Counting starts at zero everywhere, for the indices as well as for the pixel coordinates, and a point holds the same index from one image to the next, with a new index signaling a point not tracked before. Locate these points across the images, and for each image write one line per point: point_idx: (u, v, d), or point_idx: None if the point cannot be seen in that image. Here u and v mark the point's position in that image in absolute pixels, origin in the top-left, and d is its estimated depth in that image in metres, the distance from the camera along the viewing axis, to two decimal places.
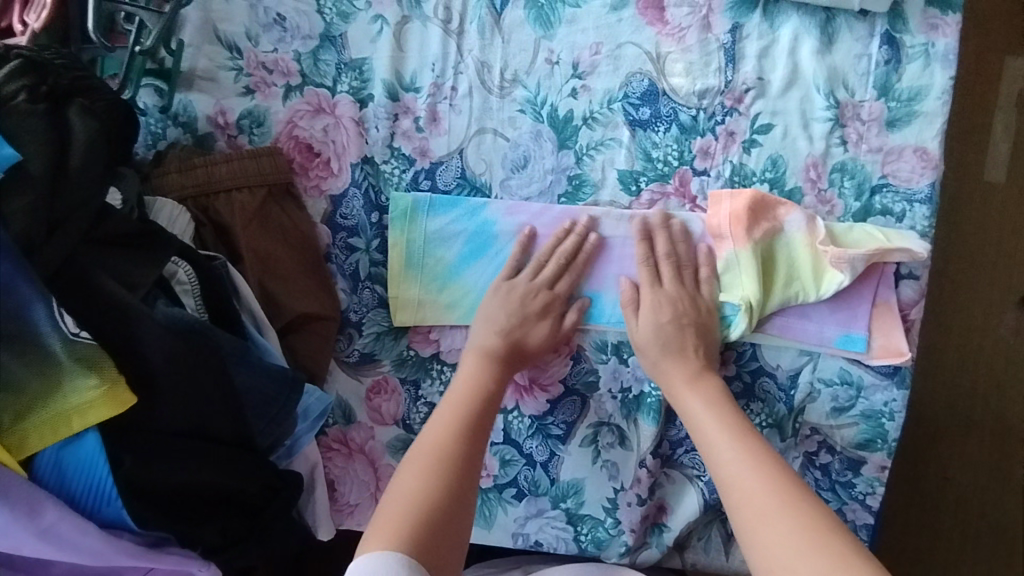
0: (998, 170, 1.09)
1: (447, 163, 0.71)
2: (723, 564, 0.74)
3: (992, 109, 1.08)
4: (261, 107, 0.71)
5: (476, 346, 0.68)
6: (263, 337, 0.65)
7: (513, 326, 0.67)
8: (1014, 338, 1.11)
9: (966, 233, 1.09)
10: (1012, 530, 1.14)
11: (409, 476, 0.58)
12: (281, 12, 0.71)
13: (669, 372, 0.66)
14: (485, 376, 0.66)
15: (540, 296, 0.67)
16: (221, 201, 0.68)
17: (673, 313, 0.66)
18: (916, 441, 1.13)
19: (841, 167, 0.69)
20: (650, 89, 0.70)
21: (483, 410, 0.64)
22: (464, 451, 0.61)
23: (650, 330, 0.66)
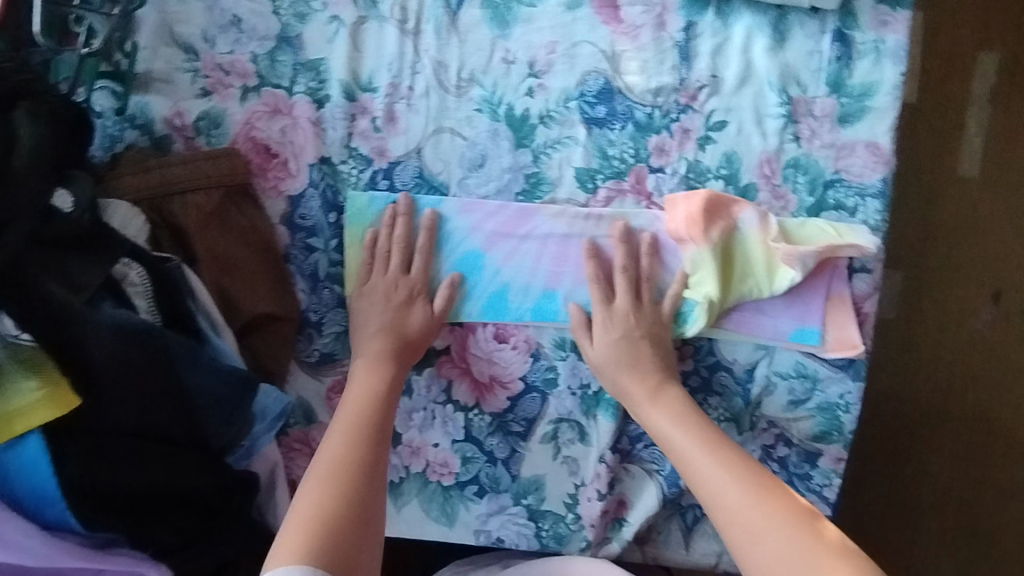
0: (972, 166, 1.14)
1: (405, 163, 0.71)
2: (684, 558, 0.74)
3: (966, 105, 1.14)
4: (218, 109, 0.71)
5: (364, 352, 0.69)
6: (219, 338, 0.66)
7: (394, 321, 0.69)
8: (990, 332, 1.15)
9: (941, 220, 1.14)
10: (990, 522, 1.16)
11: (312, 483, 0.60)
12: (237, 14, 0.71)
13: (628, 387, 0.67)
14: (373, 378, 0.67)
15: (402, 287, 0.69)
16: (177, 202, 0.67)
17: (625, 330, 0.68)
18: (895, 429, 1.15)
19: (795, 162, 0.69)
20: (606, 87, 0.70)
21: (381, 413, 0.66)
22: (366, 450, 0.63)
23: (606, 348, 0.68)
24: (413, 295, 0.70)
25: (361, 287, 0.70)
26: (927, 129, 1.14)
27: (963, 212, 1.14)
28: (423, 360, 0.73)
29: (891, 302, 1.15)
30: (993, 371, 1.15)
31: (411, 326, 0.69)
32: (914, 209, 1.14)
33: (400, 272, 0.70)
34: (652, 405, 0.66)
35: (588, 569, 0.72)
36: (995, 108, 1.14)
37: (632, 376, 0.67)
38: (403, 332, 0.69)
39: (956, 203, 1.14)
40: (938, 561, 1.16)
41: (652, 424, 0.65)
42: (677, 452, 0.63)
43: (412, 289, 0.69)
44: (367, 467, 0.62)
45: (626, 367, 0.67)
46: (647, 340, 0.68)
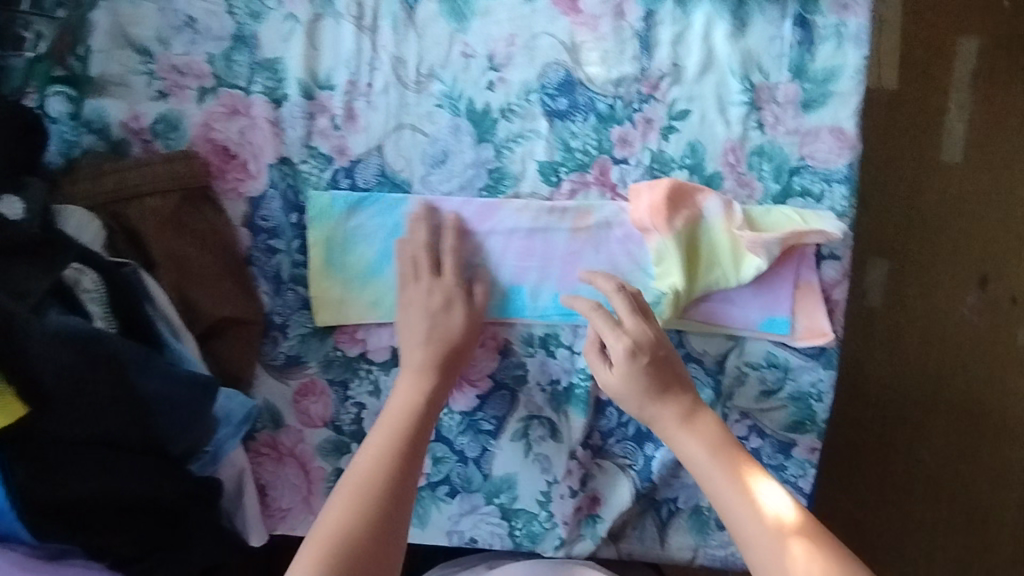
0: (955, 151, 1.14)
1: (367, 160, 0.70)
2: (660, 553, 0.73)
3: (947, 91, 1.13)
4: (175, 111, 0.70)
5: (409, 363, 0.67)
6: (180, 342, 0.65)
7: (435, 329, 0.67)
8: (979, 319, 1.14)
9: (923, 207, 1.13)
10: (981, 509, 1.15)
11: (336, 502, 0.58)
12: (191, 14, 0.70)
13: (660, 415, 0.63)
14: (415, 394, 0.65)
15: (440, 292, 0.68)
16: (133, 207, 0.67)
17: (650, 355, 0.63)
18: (886, 419, 1.14)
19: (759, 150, 0.69)
20: (567, 79, 0.69)
21: (417, 431, 0.64)
22: (396, 472, 0.61)
23: (625, 375, 0.63)
24: (451, 300, 0.68)
25: (403, 298, 0.69)
26: (908, 116, 1.13)
27: (948, 198, 1.13)
28: (391, 360, 0.72)
29: (880, 290, 1.14)
30: (980, 357, 1.14)
31: (450, 332, 0.67)
32: (901, 198, 1.13)
33: (435, 277, 0.68)
34: (691, 439, 0.62)
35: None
36: (977, 95, 1.13)
37: (653, 403, 0.63)
38: (448, 341, 0.67)
39: (941, 190, 1.13)
40: (929, 549, 1.15)
41: (695, 466, 0.61)
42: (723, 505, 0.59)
43: (447, 293, 0.68)
44: (394, 489, 0.60)
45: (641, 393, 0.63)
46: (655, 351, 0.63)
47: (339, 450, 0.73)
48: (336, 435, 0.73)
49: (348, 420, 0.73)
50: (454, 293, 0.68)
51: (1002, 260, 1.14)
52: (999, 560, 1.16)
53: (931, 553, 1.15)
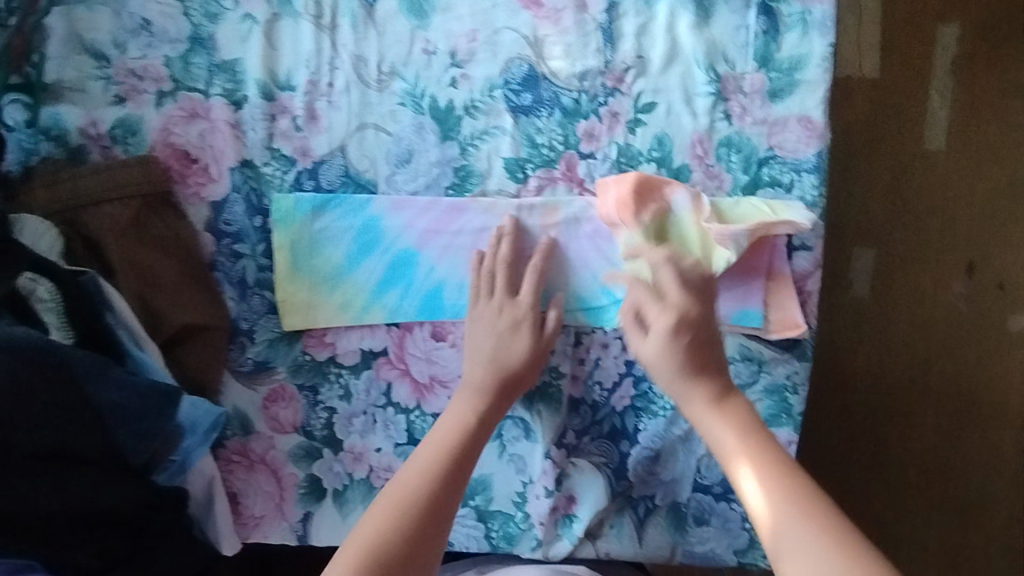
0: (938, 139, 1.13)
1: (330, 161, 0.69)
2: (638, 551, 0.73)
3: (929, 78, 1.13)
4: (133, 115, 0.69)
5: (470, 382, 0.66)
6: (142, 351, 0.64)
7: (501, 351, 0.66)
8: (967, 305, 1.14)
9: (906, 195, 1.13)
10: (972, 497, 1.15)
11: (373, 515, 0.56)
12: (146, 17, 0.69)
13: (690, 391, 0.60)
14: (469, 415, 0.64)
15: (506, 312, 0.67)
16: (90, 214, 0.65)
17: (692, 334, 0.61)
18: (875, 409, 1.14)
19: (727, 141, 0.68)
20: (530, 74, 0.68)
21: (465, 452, 0.62)
22: (439, 492, 0.59)
23: (661, 347, 0.61)
24: (519, 321, 0.66)
25: (471, 314, 0.68)
26: (889, 105, 1.13)
27: (931, 185, 1.13)
28: (360, 364, 0.71)
29: (866, 281, 1.14)
30: (968, 344, 1.14)
31: (514, 357, 0.66)
32: (884, 187, 1.13)
33: (507, 295, 0.67)
34: (717, 420, 0.58)
35: None
36: (958, 82, 1.13)
37: (685, 385, 0.60)
38: (508, 365, 0.66)
39: (925, 178, 1.13)
40: (921, 539, 1.14)
41: (720, 448, 0.57)
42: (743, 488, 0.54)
43: (517, 315, 0.66)
44: (436, 505, 0.58)
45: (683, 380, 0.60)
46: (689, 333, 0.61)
47: (310, 455, 0.72)
48: (307, 441, 0.72)
49: (319, 425, 0.72)
50: (524, 316, 0.67)
51: (987, 247, 1.14)
52: (990, 548, 1.15)
53: (921, 543, 1.14)
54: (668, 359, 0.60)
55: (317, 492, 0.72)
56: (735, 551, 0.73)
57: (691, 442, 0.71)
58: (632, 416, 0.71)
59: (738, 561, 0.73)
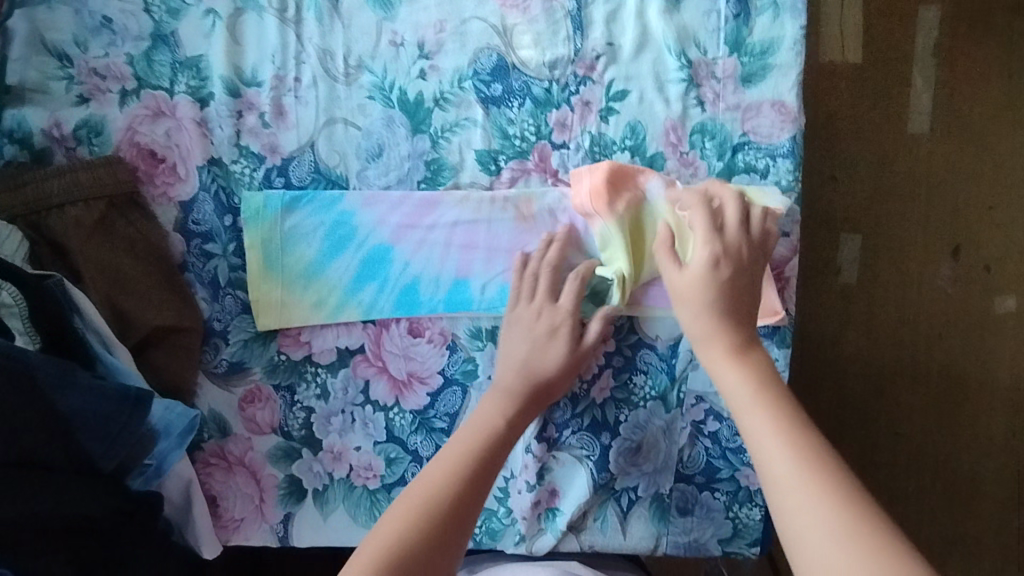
0: (922, 122, 1.12)
1: (300, 157, 0.68)
2: (623, 544, 0.72)
3: (911, 61, 1.12)
4: (97, 115, 0.67)
5: (498, 387, 0.65)
6: (113, 354, 0.63)
7: (535, 356, 0.65)
8: (953, 288, 1.14)
9: (889, 180, 1.13)
10: (963, 479, 1.15)
11: (396, 514, 0.54)
12: (107, 15, 0.68)
13: (720, 328, 0.59)
14: (496, 417, 0.63)
15: (544, 317, 0.66)
16: (54, 217, 0.64)
17: (733, 270, 0.61)
18: (862, 394, 1.14)
19: (701, 128, 0.67)
20: (500, 64, 0.67)
21: (491, 455, 0.60)
22: (466, 492, 0.57)
23: (702, 273, 0.60)
24: (559, 329, 0.65)
25: (510, 316, 0.67)
26: (871, 89, 1.12)
27: (914, 168, 1.12)
28: (337, 362, 0.70)
29: (854, 267, 1.13)
30: (955, 327, 1.14)
31: (549, 363, 0.65)
32: (867, 172, 1.12)
33: (547, 299, 0.66)
34: (731, 370, 0.56)
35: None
36: (940, 63, 1.12)
37: (718, 323, 0.59)
38: (540, 372, 0.65)
39: (908, 162, 1.12)
40: (914, 523, 1.15)
41: (735, 401, 0.55)
42: (753, 441, 0.52)
43: (554, 321, 0.65)
44: (461, 507, 0.56)
45: (719, 335, 0.58)
46: (733, 279, 0.60)
47: (289, 456, 0.71)
48: (285, 441, 0.71)
49: (297, 425, 0.71)
50: (563, 322, 0.65)
51: (973, 228, 1.13)
52: (982, 530, 1.15)
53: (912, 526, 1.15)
54: (704, 289, 0.60)
55: (298, 493, 0.72)
56: (719, 540, 0.72)
57: (672, 432, 0.71)
58: (612, 407, 0.71)
59: (723, 550, 0.72)
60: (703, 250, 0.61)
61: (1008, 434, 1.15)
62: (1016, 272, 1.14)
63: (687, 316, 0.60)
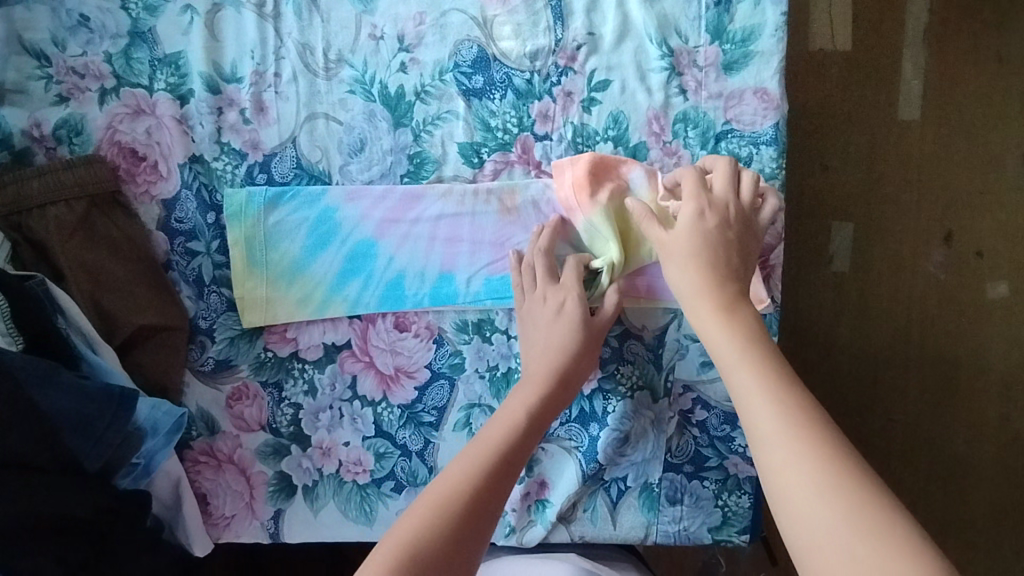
0: (912, 108, 1.12)
1: (281, 153, 0.68)
2: (613, 534, 0.72)
3: (900, 47, 1.12)
4: (77, 114, 0.67)
5: (527, 378, 0.64)
6: (97, 354, 0.63)
7: (553, 339, 0.64)
8: (945, 274, 1.14)
9: (879, 166, 1.12)
10: (956, 464, 1.15)
11: (420, 506, 0.53)
12: (84, 13, 0.67)
13: (707, 281, 0.59)
14: (520, 410, 0.61)
15: (554, 299, 0.65)
16: (35, 217, 0.64)
17: (720, 220, 0.61)
18: (855, 382, 1.14)
19: (683, 116, 0.67)
20: (480, 56, 0.67)
21: (515, 450, 0.59)
22: (488, 489, 0.55)
23: (691, 228, 0.61)
24: (566, 304, 0.64)
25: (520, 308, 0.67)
26: (861, 75, 1.12)
27: (905, 154, 1.12)
28: (323, 358, 0.70)
29: (846, 256, 1.13)
30: (947, 312, 1.14)
31: (561, 346, 0.64)
32: (857, 159, 1.12)
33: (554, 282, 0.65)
34: (720, 327, 0.56)
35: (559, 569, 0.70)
36: (929, 49, 1.12)
37: (706, 278, 0.59)
38: (561, 357, 0.64)
39: (898, 148, 1.12)
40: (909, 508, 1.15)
41: (724, 362, 0.55)
42: (741, 397, 0.52)
43: (565, 301, 0.64)
44: (483, 500, 0.54)
45: (705, 291, 0.58)
46: (719, 231, 0.61)
47: (279, 452, 0.71)
48: (274, 438, 0.71)
49: (285, 421, 0.71)
50: (567, 296, 0.65)
51: (964, 214, 1.13)
52: (978, 515, 1.16)
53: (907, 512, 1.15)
54: (691, 239, 0.60)
55: (288, 489, 0.71)
56: (709, 528, 0.72)
57: (661, 422, 0.71)
58: (600, 398, 0.71)
59: (713, 539, 0.72)
60: (689, 204, 0.62)
61: (1001, 419, 1.15)
62: (1008, 257, 1.14)
63: (675, 274, 0.60)
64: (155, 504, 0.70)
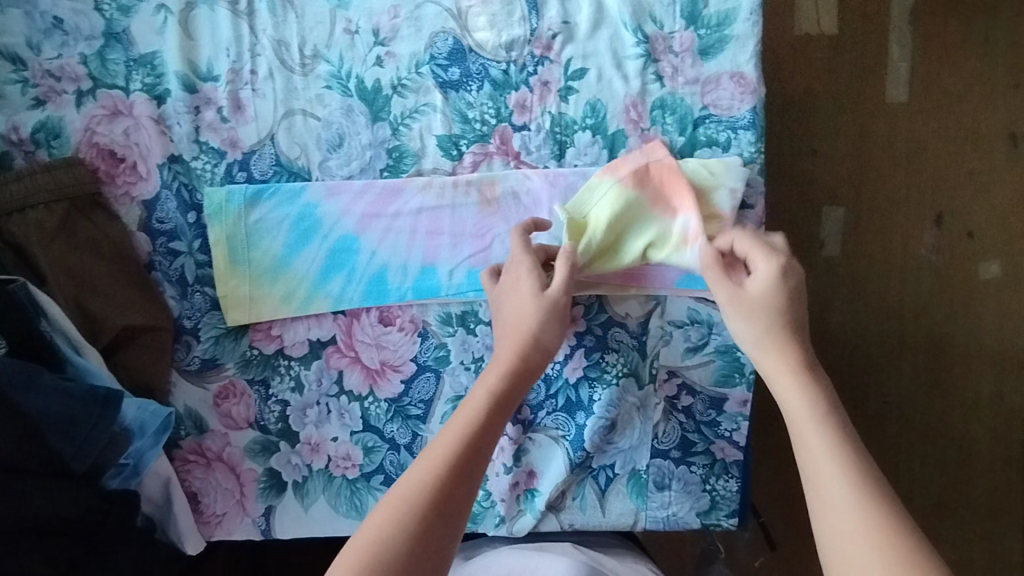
0: (900, 90, 1.12)
1: (260, 151, 0.68)
2: (602, 521, 0.72)
3: (886, 29, 1.12)
4: (55, 117, 0.67)
5: (495, 359, 0.60)
6: (82, 355, 0.63)
7: (514, 314, 0.61)
8: (937, 256, 1.14)
9: (867, 149, 1.12)
10: (953, 445, 1.16)
11: (385, 504, 0.52)
12: (58, 15, 0.67)
13: (788, 347, 0.58)
14: (482, 395, 0.57)
15: (512, 271, 0.62)
16: (16, 222, 0.64)
17: (794, 290, 0.59)
18: (849, 365, 1.14)
19: (661, 103, 0.67)
20: (456, 47, 0.67)
21: (479, 437, 0.55)
22: (452, 480, 0.53)
23: (768, 287, 0.59)
24: (522, 278, 0.62)
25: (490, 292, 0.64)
26: (847, 58, 1.12)
27: (894, 137, 1.12)
28: (309, 354, 0.70)
29: (837, 241, 1.13)
30: (940, 294, 1.14)
31: (523, 318, 0.60)
32: (846, 142, 1.12)
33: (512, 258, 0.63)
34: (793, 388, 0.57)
35: (553, 565, 0.68)
36: (915, 30, 1.12)
37: (785, 341, 0.58)
38: (525, 333, 0.60)
39: (887, 130, 1.12)
40: (907, 489, 1.16)
41: (793, 418, 0.56)
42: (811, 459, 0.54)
43: (521, 272, 0.62)
44: (446, 494, 0.52)
45: (780, 350, 0.58)
46: (793, 293, 0.59)
47: (268, 449, 0.71)
48: (262, 435, 0.71)
49: (273, 419, 0.71)
50: (519, 270, 0.62)
51: (954, 194, 1.13)
52: (974, 494, 1.17)
53: (904, 493, 1.16)
54: (772, 300, 0.58)
55: (278, 485, 0.72)
56: (698, 513, 0.73)
57: (647, 409, 0.71)
58: (586, 387, 0.71)
59: (701, 523, 0.73)
60: (763, 262, 0.59)
61: (995, 398, 1.16)
62: (998, 237, 1.14)
63: (745, 328, 0.59)
64: (146, 504, 0.70)
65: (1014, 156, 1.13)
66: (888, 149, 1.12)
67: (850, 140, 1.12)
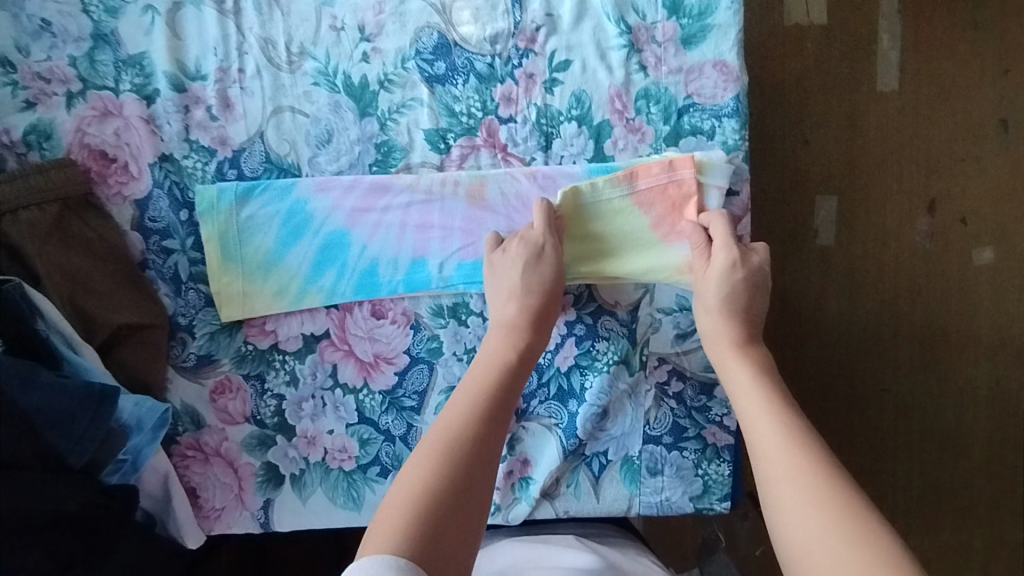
0: (890, 77, 1.13)
1: (250, 148, 0.69)
2: (597, 507, 0.73)
3: (875, 17, 1.12)
4: (46, 119, 0.68)
5: (504, 321, 0.65)
6: (79, 355, 0.64)
7: (527, 282, 0.64)
8: (930, 242, 1.14)
9: (859, 137, 1.13)
10: (951, 429, 1.17)
11: (415, 464, 0.54)
12: (45, 17, 0.68)
13: (726, 328, 0.64)
14: (504, 354, 0.63)
15: (528, 240, 0.64)
16: (9, 223, 0.64)
17: (748, 278, 0.65)
18: (845, 353, 1.15)
19: (645, 93, 0.68)
20: (441, 42, 0.68)
21: (505, 396, 0.60)
22: (484, 438, 0.56)
23: (721, 277, 0.64)
24: (546, 250, 0.64)
25: (489, 257, 0.66)
26: (838, 47, 1.12)
27: (885, 125, 1.13)
28: (303, 349, 0.71)
29: (831, 230, 1.14)
30: (936, 280, 1.15)
31: (540, 284, 0.64)
32: (838, 130, 1.13)
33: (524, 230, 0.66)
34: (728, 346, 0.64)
35: (571, 554, 0.69)
36: (904, 18, 1.12)
37: (727, 321, 0.64)
38: (539, 295, 0.64)
39: (878, 118, 1.13)
40: (906, 473, 1.17)
41: (727, 358, 0.63)
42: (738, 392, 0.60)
43: (538, 242, 0.64)
44: (480, 450, 0.55)
45: (726, 326, 0.64)
46: (746, 280, 0.65)
47: (264, 443, 0.72)
48: (259, 429, 0.72)
49: (269, 413, 0.72)
50: (537, 238, 0.65)
51: (947, 180, 1.14)
52: (973, 478, 1.18)
53: (904, 480, 1.17)
54: (721, 288, 0.64)
55: (275, 479, 0.73)
56: (691, 497, 0.73)
57: (638, 395, 0.72)
58: (577, 375, 0.72)
59: (694, 507, 0.74)
60: (722, 252, 0.64)
61: (992, 381, 1.17)
62: (991, 223, 1.15)
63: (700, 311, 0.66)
64: (145, 500, 0.71)
65: (1005, 141, 1.14)
66: (880, 136, 1.13)
67: (848, 136, 1.13)
